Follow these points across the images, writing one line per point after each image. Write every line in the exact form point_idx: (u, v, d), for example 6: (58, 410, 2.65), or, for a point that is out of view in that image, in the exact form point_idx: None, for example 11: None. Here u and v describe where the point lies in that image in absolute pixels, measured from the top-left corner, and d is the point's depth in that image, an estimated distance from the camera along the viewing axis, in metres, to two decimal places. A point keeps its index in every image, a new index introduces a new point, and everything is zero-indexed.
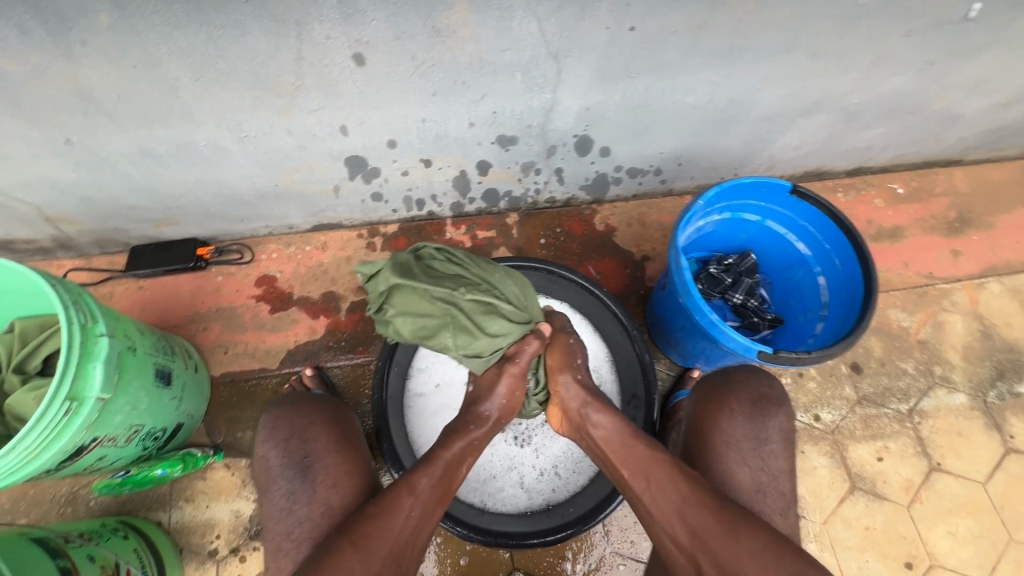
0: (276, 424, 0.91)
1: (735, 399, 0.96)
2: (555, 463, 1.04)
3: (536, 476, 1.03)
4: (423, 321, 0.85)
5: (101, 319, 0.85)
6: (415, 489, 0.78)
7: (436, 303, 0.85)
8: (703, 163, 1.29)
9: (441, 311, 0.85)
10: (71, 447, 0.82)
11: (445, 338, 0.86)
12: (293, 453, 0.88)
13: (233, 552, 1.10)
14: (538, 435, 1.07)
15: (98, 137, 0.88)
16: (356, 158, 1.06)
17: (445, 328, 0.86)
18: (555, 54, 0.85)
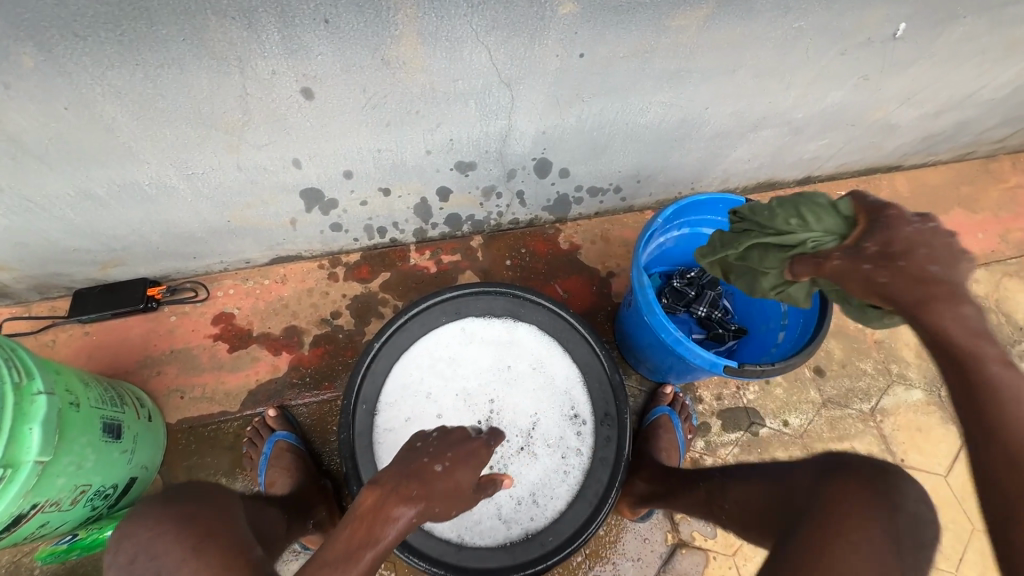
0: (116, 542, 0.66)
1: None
2: (532, 491, 1.03)
3: (513, 506, 1.01)
4: (742, 278, 0.89)
5: (37, 375, 0.79)
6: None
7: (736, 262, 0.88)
8: (661, 179, 1.32)
9: (744, 265, 0.87)
10: (7, 517, 0.76)
11: (764, 285, 0.85)
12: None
13: None
14: (513, 463, 1.05)
15: (30, 182, 0.83)
16: (312, 190, 1.03)
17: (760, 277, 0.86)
18: (508, 82, 0.86)
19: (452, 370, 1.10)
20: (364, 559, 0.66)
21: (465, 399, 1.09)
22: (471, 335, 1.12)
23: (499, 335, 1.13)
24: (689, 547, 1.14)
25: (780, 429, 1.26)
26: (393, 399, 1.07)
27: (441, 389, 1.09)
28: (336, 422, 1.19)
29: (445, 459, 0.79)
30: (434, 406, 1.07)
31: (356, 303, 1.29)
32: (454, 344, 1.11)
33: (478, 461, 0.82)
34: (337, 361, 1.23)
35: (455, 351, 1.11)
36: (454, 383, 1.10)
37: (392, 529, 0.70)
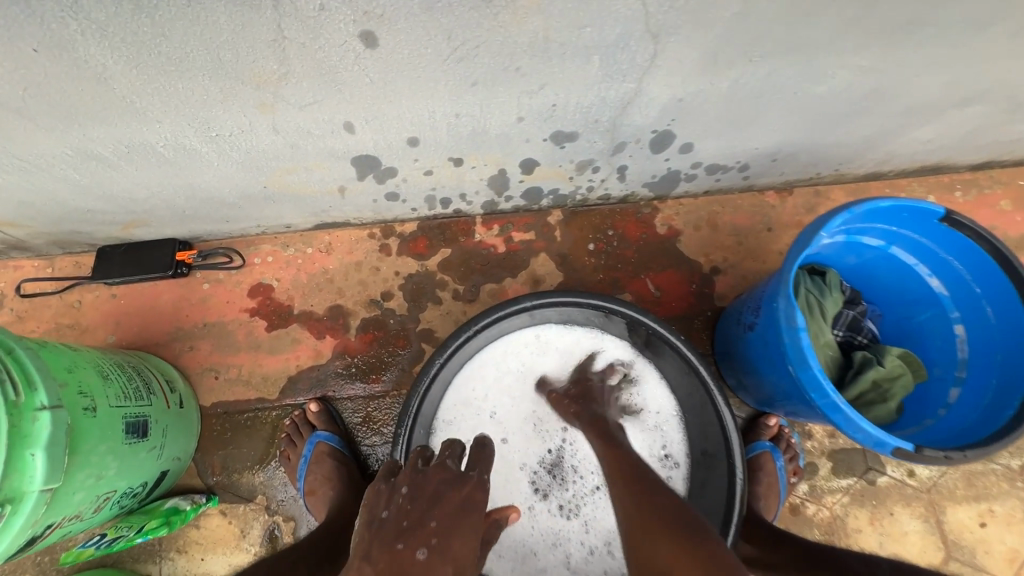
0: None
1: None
2: (608, 540, 0.87)
3: (585, 555, 0.87)
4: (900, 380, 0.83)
5: (39, 387, 0.65)
6: None
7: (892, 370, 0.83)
8: (803, 158, 1.02)
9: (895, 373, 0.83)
10: (16, 547, 0.66)
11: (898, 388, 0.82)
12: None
13: None
14: (587, 504, 0.89)
15: (14, 139, 0.64)
16: (367, 157, 0.81)
17: (898, 381, 0.83)
18: (655, 33, 0.58)
19: (521, 386, 0.93)
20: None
21: (535, 421, 0.92)
22: (545, 345, 0.94)
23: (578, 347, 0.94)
24: None
25: (903, 479, 1.05)
26: (452, 417, 0.91)
27: (507, 407, 0.92)
28: (384, 421, 1.05)
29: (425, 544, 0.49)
30: (500, 428, 0.91)
31: (410, 284, 1.10)
32: (525, 354, 0.94)
33: (478, 511, 0.55)
34: (386, 351, 1.07)
35: (526, 363, 0.94)
36: (523, 402, 0.93)
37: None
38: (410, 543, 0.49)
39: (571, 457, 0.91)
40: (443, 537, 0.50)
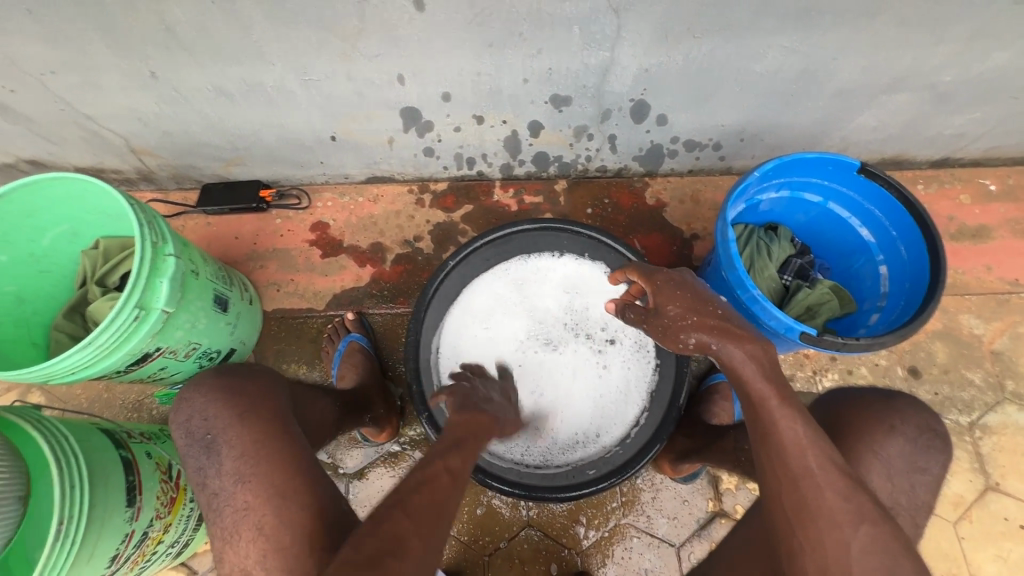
0: (180, 407, 0.85)
1: (900, 417, 0.80)
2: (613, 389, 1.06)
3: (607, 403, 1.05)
4: (827, 301, 1.00)
5: (170, 240, 0.92)
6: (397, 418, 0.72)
7: (822, 295, 1.01)
8: (768, 141, 1.22)
9: (823, 296, 1.00)
10: (135, 353, 0.91)
11: (825, 308, 1.00)
12: (193, 434, 0.82)
13: (329, 463, 1.20)
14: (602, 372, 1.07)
15: (178, 71, 0.95)
16: (411, 110, 1.08)
17: (824, 302, 1.01)
18: (616, 8, 0.83)
19: (513, 308, 1.11)
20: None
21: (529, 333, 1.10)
22: (527, 276, 1.13)
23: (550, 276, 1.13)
24: (729, 519, 1.12)
25: None
26: (455, 328, 1.10)
27: (506, 325, 1.10)
28: (405, 334, 1.29)
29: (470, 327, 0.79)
30: (498, 339, 1.09)
31: (437, 230, 1.35)
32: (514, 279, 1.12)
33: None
34: (413, 280, 1.31)
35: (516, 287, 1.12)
36: (518, 320, 1.11)
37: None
38: None
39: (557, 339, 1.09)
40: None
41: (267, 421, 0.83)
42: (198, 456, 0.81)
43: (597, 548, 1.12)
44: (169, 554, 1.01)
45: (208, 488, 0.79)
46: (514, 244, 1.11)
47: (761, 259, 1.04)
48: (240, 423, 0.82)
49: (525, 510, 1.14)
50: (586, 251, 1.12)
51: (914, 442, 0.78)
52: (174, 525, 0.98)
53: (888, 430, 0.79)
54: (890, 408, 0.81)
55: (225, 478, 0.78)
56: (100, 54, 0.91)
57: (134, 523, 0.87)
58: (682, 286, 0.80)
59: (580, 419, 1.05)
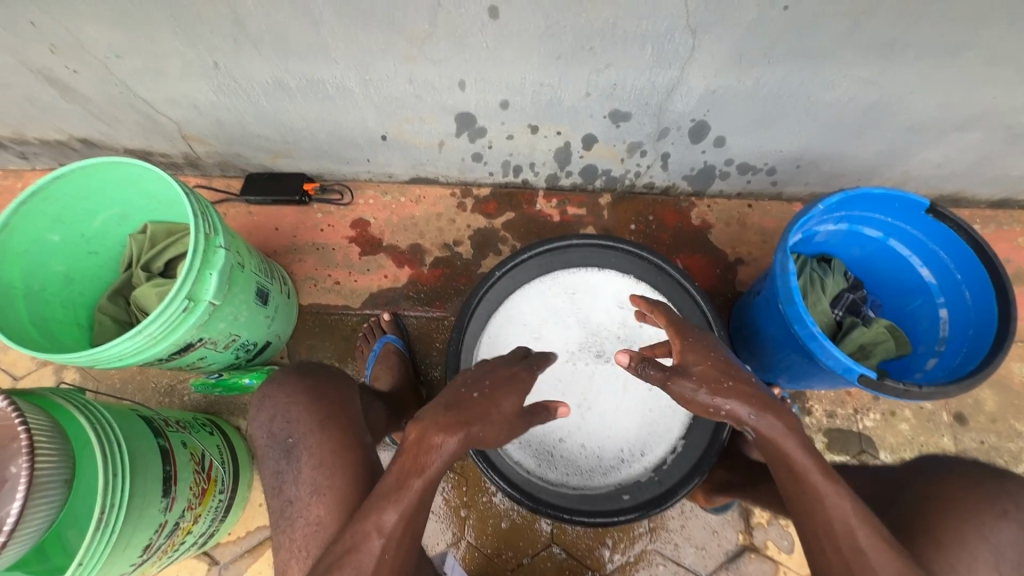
0: (263, 404, 0.85)
1: (1012, 501, 0.70)
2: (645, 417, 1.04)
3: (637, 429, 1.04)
4: (881, 342, 0.98)
5: (221, 232, 0.92)
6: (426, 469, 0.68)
7: (878, 336, 0.98)
8: (825, 169, 1.19)
9: (879, 336, 0.97)
10: (178, 343, 0.91)
11: (879, 348, 0.98)
12: (275, 436, 0.81)
13: None
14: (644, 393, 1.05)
15: (240, 62, 0.94)
16: (466, 115, 1.07)
17: (879, 342, 0.98)
18: (694, 28, 0.81)
19: (565, 319, 1.09)
20: (413, 486, 0.67)
21: (582, 342, 1.08)
22: (575, 286, 1.11)
23: (601, 292, 1.11)
24: (759, 554, 1.10)
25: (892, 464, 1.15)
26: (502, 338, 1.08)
27: (558, 335, 1.09)
28: (440, 339, 1.28)
29: (483, 388, 0.76)
30: (548, 347, 1.08)
31: (478, 236, 1.33)
32: (559, 294, 1.10)
33: (519, 388, 0.79)
34: (451, 285, 1.30)
35: (566, 299, 1.11)
36: (569, 331, 1.09)
37: (438, 456, 0.68)
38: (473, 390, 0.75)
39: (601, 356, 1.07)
40: (490, 393, 0.75)
41: (339, 428, 0.82)
42: (279, 459, 0.81)
43: (622, 572, 1.10)
44: (197, 544, 1.01)
45: (283, 494, 0.79)
46: (572, 254, 1.09)
47: (815, 293, 1.02)
48: (321, 430, 0.81)
49: (549, 526, 1.13)
50: (638, 270, 1.09)
51: None
52: (203, 516, 0.98)
53: (999, 514, 0.69)
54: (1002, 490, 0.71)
55: (285, 484, 0.78)
56: (167, 41, 0.91)
57: (168, 513, 0.87)
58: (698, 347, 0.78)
59: (619, 435, 1.03)
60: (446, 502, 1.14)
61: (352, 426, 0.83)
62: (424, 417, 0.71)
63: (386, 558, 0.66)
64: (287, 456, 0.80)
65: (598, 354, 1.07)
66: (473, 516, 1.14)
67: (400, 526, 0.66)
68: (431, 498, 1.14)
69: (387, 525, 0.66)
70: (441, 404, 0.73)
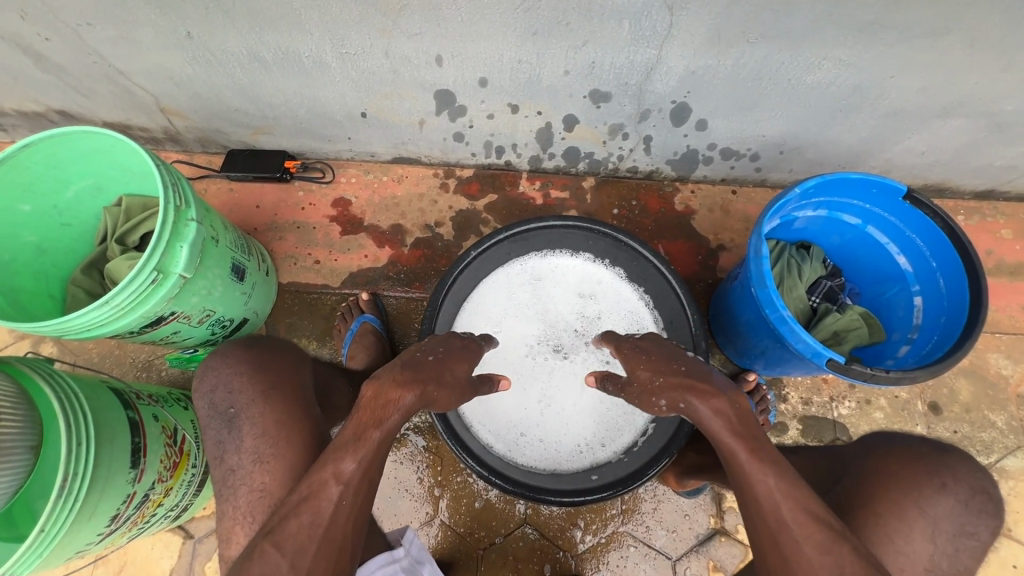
0: (205, 375, 0.84)
1: (951, 475, 0.73)
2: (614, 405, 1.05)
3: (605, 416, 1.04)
4: (856, 328, 0.97)
5: (193, 205, 0.91)
6: (384, 424, 0.70)
7: (852, 322, 0.97)
8: (808, 156, 1.18)
9: (854, 322, 0.97)
10: (148, 316, 0.90)
11: (853, 334, 0.97)
12: (215, 406, 0.81)
13: None
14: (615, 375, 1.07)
15: (213, 32, 0.93)
16: (445, 92, 1.06)
17: (854, 328, 0.97)
18: (670, 5, 0.80)
19: (525, 312, 1.10)
20: (372, 438, 0.68)
21: (541, 336, 1.09)
22: (541, 276, 1.12)
23: (567, 280, 1.12)
24: (729, 538, 1.10)
25: None
26: (472, 322, 1.08)
27: (518, 326, 1.09)
28: (418, 320, 1.28)
29: (437, 351, 0.81)
30: (511, 339, 1.09)
31: (460, 217, 1.33)
32: (525, 284, 1.11)
33: (472, 355, 0.85)
34: (431, 266, 1.30)
35: (529, 291, 1.11)
36: (529, 324, 1.10)
37: (395, 411, 0.71)
38: (425, 354, 0.81)
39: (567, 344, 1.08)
40: (444, 357, 0.81)
41: (292, 402, 0.82)
42: (220, 430, 0.80)
43: (592, 553, 1.11)
44: (168, 517, 1.02)
45: (225, 463, 0.79)
46: (546, 237, 1.08)
47: (791, 279, 1.01)
48: (275, 402, 0.81)
49: (522, 507, 1.14)
50: (609, 254, 1.09)
51: (964, 504, 0.71)
52: (175, 489, 0.99)
53: (938, 486, 0.72)
54: (942, 465, 0.74)
55: (246, 456, 0.78)
56: (138, 8, 0.89)
57: (136, 484, 0.87)
58: (640, 347, 0.85)
59: (588, 419, 1.04)
60: (420, 481, 1.15)
61: (297, 399, 0.83)
62: (380, 375, 0.74)
63: (344, 504, 0.65)
64: (249, 430, 0.80)
65: (556, 349, 1.08)
66: (446, 495, 1.14)
67: (359, 473, 0.66)
68: (405, 477, 1.15)
69: (346, 472, 0.66)
70: (398, 364, 0.77)
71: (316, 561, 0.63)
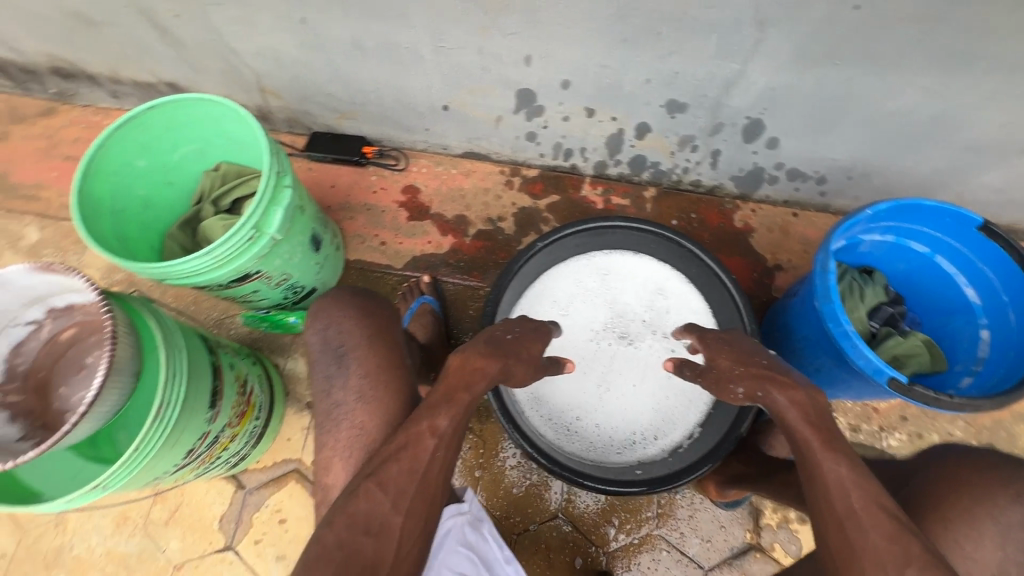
0: (317, 315, 0.91)
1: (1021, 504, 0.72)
2: (662, 407, 1.07)
3: (652, 416, 1.06)
4: (917, 354, 0.97)
5: (289, 172, 0.99)
6: (473, 389, 0.76)
7: (914, 348, 0.97)
8: (876, 184, 1.18)
9: (915, 348, 0.97)
10: (239, 271, 0.98)
11: (914, 360, 0.97)
12: (329, 344, 0.87)
13: None
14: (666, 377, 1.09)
15: (326, 19, 1.02)
16: (527, 91, 1.12)
17: (915, 354, 0.97)
18: (762, 22, 0.83)
19: (594, 299, 1.13)
20: (462, 399, 0.75)
21: (607, 323, 1.12)
22: (611, 268, 1.15)
23: (635, 275, 1.14)
24: (765, 555, 1.10)
25: None
26: (533, 308, 1.12)
27: (583, 313, 1.13)
28: (473, 307, 1.33)
29: (515, 330, 0.85)
30: (577, 324, 1.12)
31: (522, 214, 1.38)
32: (594, 274, 1.14)
33: (547, 336, 0.88)
34: (490, 257, 1.35)
35: (596, 281, 1.14)
36: (597, 311, 1.13)
37: (481, 379, 0.78)
38: (505, 331, 0.85)
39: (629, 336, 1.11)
40: (523, 336, 0.85)
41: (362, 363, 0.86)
42: (330, 365, 0.87)
43: (624, 552, 1.12)
44: (229, 463, 1.08)
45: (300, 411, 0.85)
46: (610, 237, 1.11)
47: (853, 299, 1.02)
48: (349, 359, 0.86)
49: (558, 497, 1.16)
50: (669, 259, 1.12)
51: None
52: (240, 436, 1.05)
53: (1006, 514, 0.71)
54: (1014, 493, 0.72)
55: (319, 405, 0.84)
56: None
57: (211, 423, 0.94)
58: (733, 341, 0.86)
59: (638, 415, 1.07)
60: (462, 461, 1.18)
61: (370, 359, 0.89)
62: (465, 348, 0.81)
63: (424, 459, 0.70)
64: (324, 382, 0.85)
65: (620, 337, 1.11)
66: (486, 478, 1.17)
67: (449, 431, 0.73)
68: None
69: (440, 428, 0.72)
70: (481, 339, 0.83)
71: (384, 503, 0.67)
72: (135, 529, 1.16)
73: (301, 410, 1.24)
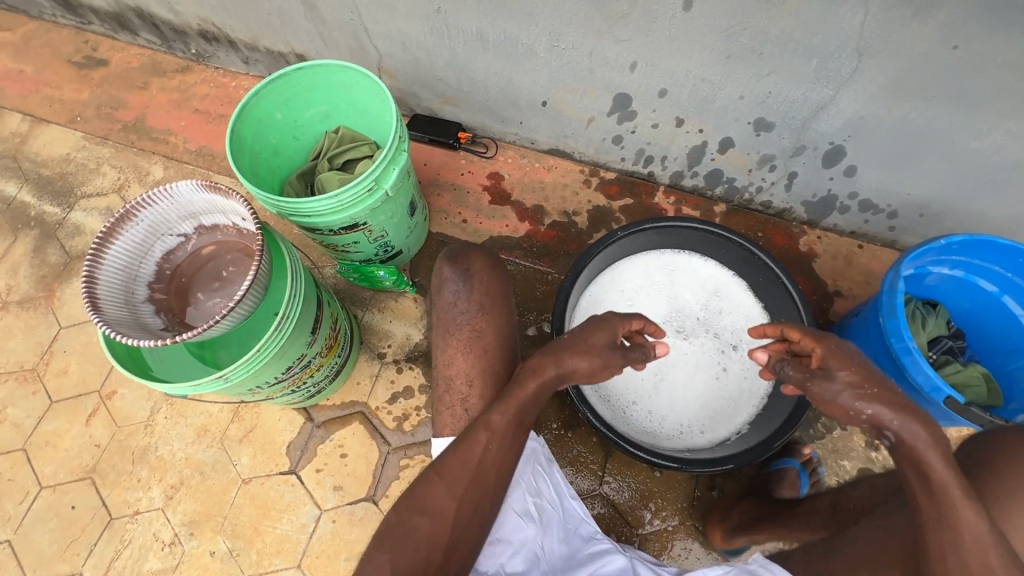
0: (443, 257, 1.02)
1: None
2: (713, 402, 1.14)
3: (703, 409, 1.13)
4: (974, 384, 1.01)
5: (406, 139, 1.12)
6: (525, 386, 0.82)
7: (971, 378, 1.01)
8: (948, 224, 1.23)
9: (973, 378, 1.01)
10: (351, 219, 1.10)
11: (970, 390, 1.01)
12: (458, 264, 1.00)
13: (394, 362, 1.34)
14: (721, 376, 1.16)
15: (459, 10, 1.15)
16: (624, 96, 1.22)
17: (971, 384, 1.01)
18: (861, 52, 0.91)
19: (657, 293, 1.22)
20: (518, 395, 0.81)
21: (667, 316, 1.21)
22: (677, 266, 1.23)
23: (699, 277, 1.22)
24: None
25: None
26: (600, 294, 1.20)
27: (647, 304, 1.22)
28: (539, 290, 1.41)
29: (577, 328, 0.85)
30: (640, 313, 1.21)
31: (595, 211, 1.47)
32: (660, 270, 1.23)
33: (616, 325, 0.85)
34: (561, 247, 1.44)
35: (662, 276, 1.23)
36: (659, 304, 1.22)
37: (537, 377, 0.82)
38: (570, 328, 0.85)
39: (687, 330, 1.19)
40: (581, 331, 0.85)
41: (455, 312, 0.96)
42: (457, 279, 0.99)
43: (657, 537, 1.17)
44: (306, 394, 1.18)
45: None
46: (682, 238, 1.18)
47: (915, 325, 1.06)
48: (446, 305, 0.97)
49: (599, 476, 1.22)
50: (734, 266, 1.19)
51: None
52: (323, 369, 1.16)
53: None
54: None
55: None
56: None
57: (308, 348, 1.05)
58: (833, 351, 0.76)
59: (692, 403, 1.14)
60: None
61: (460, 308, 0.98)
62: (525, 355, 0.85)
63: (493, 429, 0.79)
64: None
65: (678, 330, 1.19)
66: None
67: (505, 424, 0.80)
68: None
69: (494, 423, 0.80)
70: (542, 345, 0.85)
71: None
72: (212, 441, 1.28)
73: (372, 358, 1.35)
